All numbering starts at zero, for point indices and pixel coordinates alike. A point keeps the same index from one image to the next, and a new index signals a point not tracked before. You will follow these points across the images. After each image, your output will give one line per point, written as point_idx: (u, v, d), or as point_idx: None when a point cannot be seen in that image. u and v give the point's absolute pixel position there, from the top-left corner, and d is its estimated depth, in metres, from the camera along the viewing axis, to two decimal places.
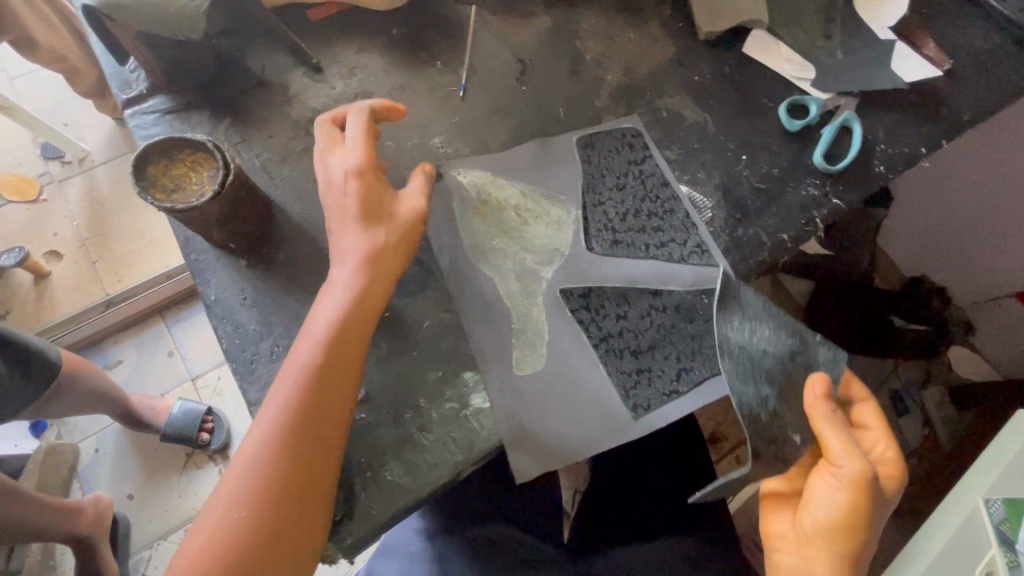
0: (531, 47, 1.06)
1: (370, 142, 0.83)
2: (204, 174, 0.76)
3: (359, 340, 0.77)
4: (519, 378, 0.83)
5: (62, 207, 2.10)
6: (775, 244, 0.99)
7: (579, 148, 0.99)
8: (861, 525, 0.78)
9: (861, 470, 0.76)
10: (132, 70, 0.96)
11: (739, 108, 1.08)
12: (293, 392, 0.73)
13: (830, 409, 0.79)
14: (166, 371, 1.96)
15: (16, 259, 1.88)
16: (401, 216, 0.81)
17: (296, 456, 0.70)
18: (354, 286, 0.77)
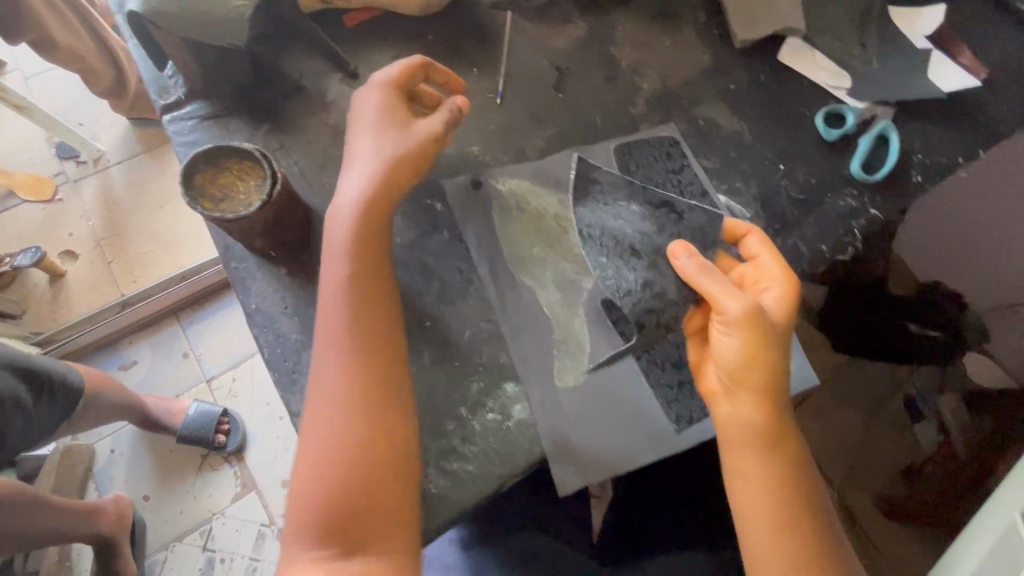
0: (566, 54, 1.06)
1: (403, 78, 0.85)
2: (250, 183, 0.76)
3: (380, 249, 0.80)
4: (561, 389, 0.83)
5: (76, 206, 2.09)
6: (814, 255, 0.98)
7: (617, 156, 0.98)
8: (771, 341, 0.75)
9: (748, 303, 0.75)
10: (170, 76, 0.96)
11: (776, 116, 1.07)
12: (351, 332, 0.76)
13: (699, 260, 0.79)
14: (180, 372, 1.94)
15: (33, 259, 1.88)
16: (417, 132, 0.83)
17: (362, 407, 0.74)
18: (361, 182, 0.80)
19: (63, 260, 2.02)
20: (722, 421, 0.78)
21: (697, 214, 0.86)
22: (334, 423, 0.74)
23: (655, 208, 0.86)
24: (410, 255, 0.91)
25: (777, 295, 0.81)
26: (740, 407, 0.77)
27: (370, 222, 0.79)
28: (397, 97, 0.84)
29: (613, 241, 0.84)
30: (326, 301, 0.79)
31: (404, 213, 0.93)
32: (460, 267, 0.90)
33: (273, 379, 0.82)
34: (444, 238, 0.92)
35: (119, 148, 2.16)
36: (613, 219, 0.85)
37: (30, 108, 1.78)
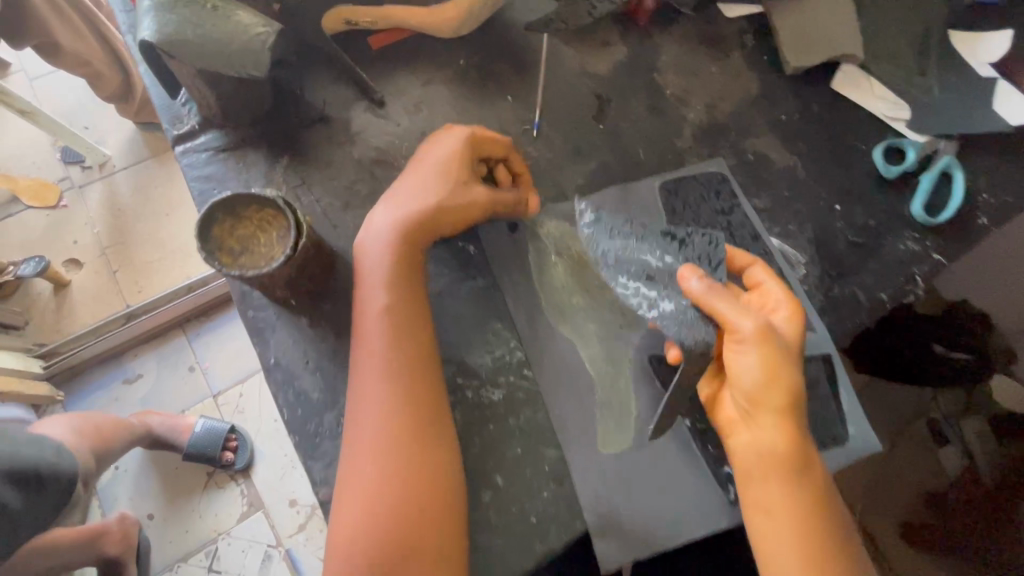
0: (604, 82, 0.99)
1: (483, 136, 0.82)
2: (271, 235, 0.71)
3: (417, 300, 0.76)
4: (605, 456, 0.77)
5: (83, 214, 1.98)
6: (873, 305, 0.91)
7: (663, 194, 0.90)
8: (786, 359, 0.69)
9: (760, 321, 0.68)
10: (183, 103, 0.90)
11: (831, 150, 0.99)
12: (386, 378, 0.72)
13: (709, 282, 0.69)
14: (187, 387, 1.80)
15: (34, 269, 1.75)
16: (473, 193, 0.79)
17: (411, 458, 0.69)
18: (391, 229, 0.77)
19: (67, 269, 1.91)
20: (744, 450, 0.71)
21: (700, 238, 0.76)
22: (376, 477, 0.69)
23: (659, 237, 0.76)
24: (441, 304, 0.84)
25: (786, 316, 0.73)
26: (763, 435, 0.69)
27: (400, 268, 0.76)
28: (461, 158, 0.80)
29: (629, 271, 0.74)
30: (369, 343, 0.74)
31: (434, 257, 0.87)
32: (494, 318, 0.84)
33: (293, 443, 0.76)
34: (476, 285, 0.85)
35: (127, 155, 2.04)
36: (618, 248, 0.75)
37: (36, 113, 1.68)
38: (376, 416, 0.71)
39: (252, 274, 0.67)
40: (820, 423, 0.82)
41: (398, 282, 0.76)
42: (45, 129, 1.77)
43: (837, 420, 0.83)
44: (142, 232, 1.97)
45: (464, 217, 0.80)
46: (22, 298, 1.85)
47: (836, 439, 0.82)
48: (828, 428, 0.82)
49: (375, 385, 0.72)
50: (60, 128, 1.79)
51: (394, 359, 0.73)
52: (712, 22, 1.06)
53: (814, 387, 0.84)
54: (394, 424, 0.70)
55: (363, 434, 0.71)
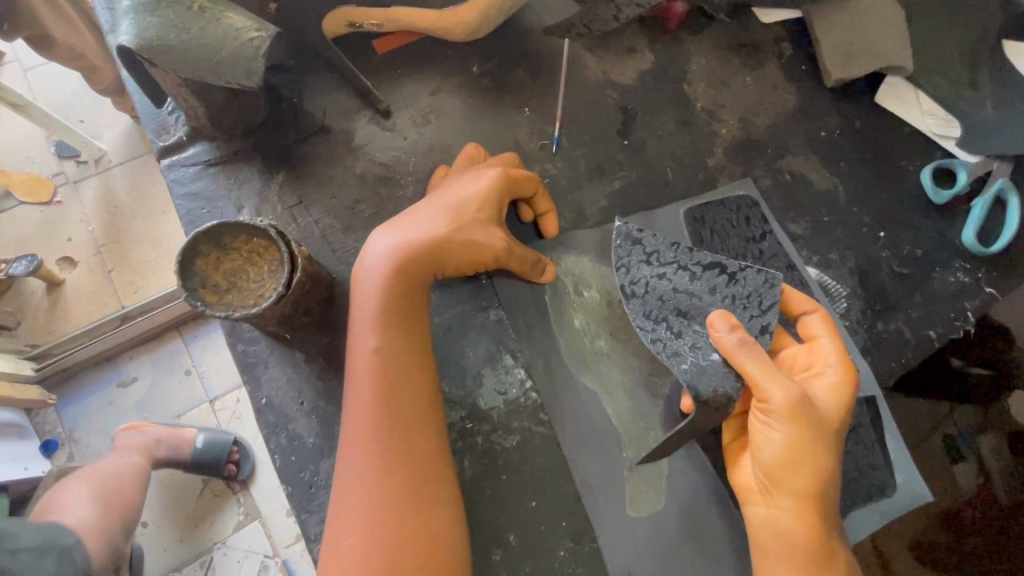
0: (629, 93, 0.92)
1: (507, 179, 0.75)
2: (259, 270, 0.69)
3: (420, 333, 0.70)
4: (631, 515, 0.71)
5: (83, 207, 1.58)
6: (920, 343, 0.83)
7: (687, 222, 0.83)
8: (818, 437, 0.62)
9: (795, 393, 0.62)
10: (170, 112, 0.84)
11: (875, 170, 0.91)
12: (381, 408, 0.66)
13: (742, 334, 0.65)
14: (183, 396, 1.48)
15: (27, 268, 1.39)
16: (490, 241, 0.73)
17: (406, 500, 0.63)
18: (385, 266, 0.70)
19: (59, 265, 1.54)
20: (757, 525, 0.65)
21: (754, 274, 0.70)
22: (368, 534, 0.62)
23: (705, 267, 0.71)
24: (449, 339, 0.78)
25: (833, 384, 0.66)
26: (778, 513, 0.63)
27: (398, 302, 0.69)
28: (488, 197, 0.74)
29: (656, 304, 0.70)
30: (358, 379, 0.67)
31: (442, 286, 0.80)
32: (507, 354, 0.77)
33: (286, 493, 0.70)
34: (488, 318, 0.79)
35: (106, 141, 1.61)
36: (654, 275, 0.71)
37: (29, 106, 1.33)
38: (368, 462, 0.64)
39: (241, 314, 0.62)
40: (865, 473, 0.75)
41: (392, 318, 0.69)
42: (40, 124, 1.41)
43: (884, 471, 0.75)
44: (133, 224, 1.59)
45: (478, 260, 0.73)
46: (16, 297, 1.52)
47: (883, 489, 0.74)
48: (873, 480, 0.74)
49: (368, 427, 0.65)
50: (56, 121, 1.44)
51: (387, 400, 0.66)
52: (746, 27, 0.98)
53: (859, 432, 0.76)
54: (389, 473, 0.64)
55: (355, 483, 0.64)
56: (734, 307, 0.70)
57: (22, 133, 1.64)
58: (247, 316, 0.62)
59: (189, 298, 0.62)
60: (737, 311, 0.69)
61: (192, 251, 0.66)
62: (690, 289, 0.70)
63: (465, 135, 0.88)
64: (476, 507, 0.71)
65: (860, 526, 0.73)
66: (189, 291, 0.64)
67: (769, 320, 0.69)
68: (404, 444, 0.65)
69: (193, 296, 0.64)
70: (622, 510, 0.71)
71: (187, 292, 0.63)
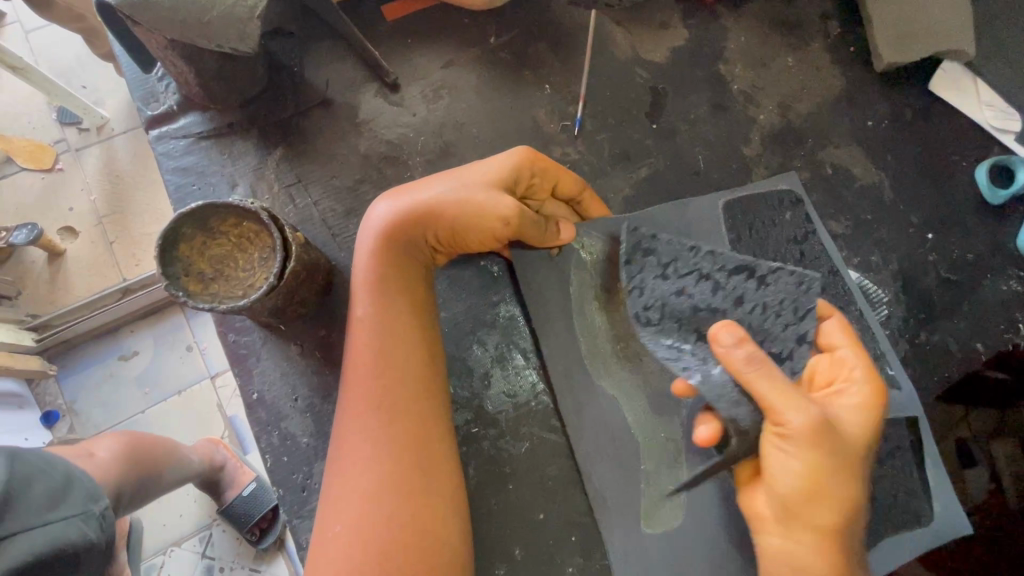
0: (660, 73, 0.84)
1: (524, 150, 0.68)
2: (249, 258, 0.64)
3: (421, 316, 0.65)
4: (646, 534, 0.66)
5: (86, 175, 1.48)
6: (966, 356, 0.76)
7: (725, 215, 0.76)
8: (846, 466, 0.54)
9: (817, 416, 0.53)
10: (160, 78, 0.78)
11: (926, 164, 0.83)
12: (377, 395, 0.61)
13: (752, 348, 0.55)
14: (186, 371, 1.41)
15: (27, 237, 1.31)
16: (501, 201, 0.64)
17: (404, 495, 0.57)
18: (382, 237, 0.65)
19: (60, 235, 1.45)
20: (771, 557, 0.57)
21: (787, 277, 0.64)
22: (359, 518, 0.57)
23: (729, 273, 0.65)
24: (457, 335, 0.73)
25: (857, 404, 0.57)
26: (798, 547, 0.55)
27: (391, 269, 0.65)
28: (505, 163, 0.67)
29: (674, 328, 0.64)
30: (356, 363, 0.63)
31: (450, 278, 0.75)
32: (518, 353, 0.72)
33: (277, 497, 0.66)
34: (499, 315, 0.73)
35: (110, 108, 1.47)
36: (671, 291, 0.65)
37: (29, 70, 1.22)
38: (362, 446, 0.59)
39: (224, 306, 0.57)
40: (899, 499, 0.69)
41: (393, 290, 0.65)
42: (40, 88, 1.29)
43: (918, 494, 0.70)
44: (137, 196, 1.48)
45: (488, 227, 0.66)
46: (18, 265, 1.43)
47: (918, 516, 0.69)
48: (906, 503, 0.69)
49: (362, 408, 0.61)
50: (55, 85, 1.32)
51: (378, 380, 0.61)
52: (791, 3, 0.89)
53: (897, 454, 0.71)
54: (384, 459, 0.59)
55: (346, 468, 0.59)
56: (765, 318, 0.63)
57: (22, 102, 1.52)
58: (235, 308, 0.57)
59: (168, 284, 0.57)
60: (768, 321, 0.63)
61: (174, 234, 0.61)
62: (712, 302, 0.65)
63: (480, 113, 0.81)
64: (481, 519, 0.67)
65: (891, 551, 0.68)
66: (169, 277, 0.60)
67: (806, 328, 0.62)
68: (400, 429, 0.60)
69: (174, 283, 0.59)
70: (636, 528, 0.67)
71: (166, 278, 0.58)
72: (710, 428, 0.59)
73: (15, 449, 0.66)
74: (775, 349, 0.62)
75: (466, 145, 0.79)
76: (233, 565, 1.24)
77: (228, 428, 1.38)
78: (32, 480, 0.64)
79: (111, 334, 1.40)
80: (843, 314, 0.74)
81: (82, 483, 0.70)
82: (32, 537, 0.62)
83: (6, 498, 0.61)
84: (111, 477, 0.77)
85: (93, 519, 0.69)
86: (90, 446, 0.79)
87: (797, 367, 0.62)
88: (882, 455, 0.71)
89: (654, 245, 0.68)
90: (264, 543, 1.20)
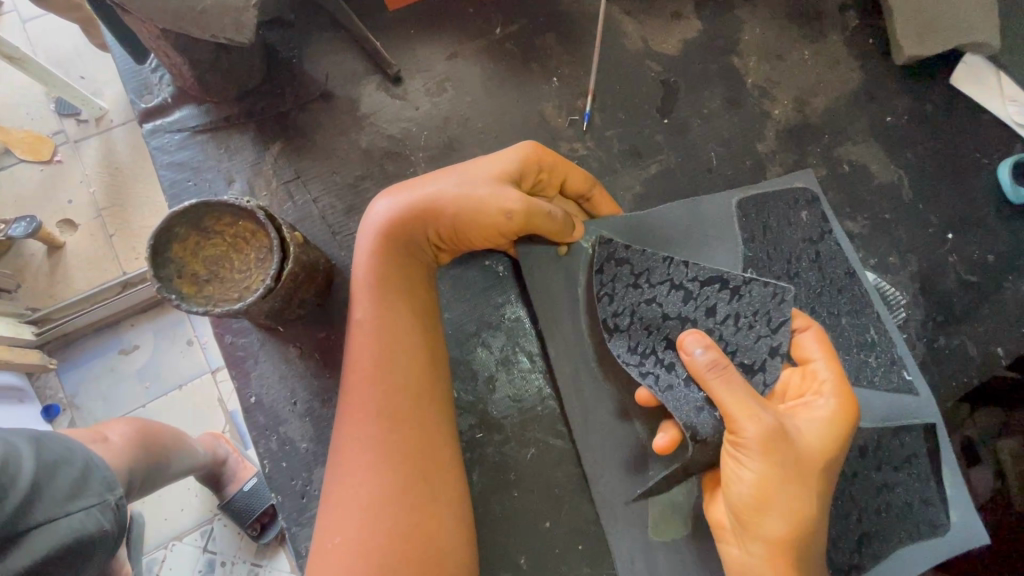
0: (671, 66, 0.81)
1: (526, 146, 0.66)
2: (245, 258, 0.62)
3: (422, 315, 0.63)
4: (654, 543, 0.65)
5: (87, 168, 1.28)
6: (986, 360, 0.74)
7: (738, 215, 0.72)
8: (798, 477, 0.53)
9: (769, 424, 0.53)
10: (153, 70, 0.76)
11: (946, 161, 0.80)
12: (378, 398, 0.59)
13: (716, 355, 0.55)
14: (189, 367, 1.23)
15: (26, 231, 1.13)
16: (505, 196, 0.62)
17: (409, 502, 0.56)
18: (375, 233, 0.63)
19: (59, 228, 1.26)
20: (731, 567, 0.58)
21: (760, 288, 0.61)
22: (361, 525, 0.55)
23: (702, 283, 0.63)
24: (461, 338, 0.71)
25: (823, 418, 0.56)
26: (750, 557, 0.56)
27: (389, 266, 0.63)
28: (509, 158, 0.65)
29: (643, 335, 0.63)
30: (357, 364, 0.61)
31: (453, 278, 0.73)
32: (523, 356, 0.70)
33: (277, 502, 0.65)
34: (504, 317, 0.71)
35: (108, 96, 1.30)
36: (641, 299, 0.64)
37: (28, 60, 1.07)
38: (364, 453, 0.57)
39: (219, 309, 0.55)
40: (914, 508, 0.67)
41: (397, 290, 0.62)
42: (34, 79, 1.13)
43: (935, 503, 0.68)
44: (135, 187, 1.28)
45: (492, 222, 0.63)
46: (18, 258, 1.24)
47: (934, 526, 0.67)
48: (923, 513, 0.67)
49: (361, 411, 0.59)
50: (55, 75, 1.15)
51: (379, 383, 0.59)
52: None
53: (913, 462, 0.69)
54: (387, 466, 0.57)
55: (348, 475, 0.57)
56: (737, 329, 0.61)
57: (23, 92, 1.32)
58: (230, 312, 0.55)
59: (161, 288, 0.55)
60: (740, 332, 0.61)
61: (167, 234, 0.59)
62: (683, 312, 0.63)
63: (485, 107, 0.78)
64: (485, 526, 0.65)
65: (908, 562, 0.66)
66: (163, 279, 0.58)
67: (779, 340, 0.59)
68: (402, 435, 0.58)
69: (168, 286, 0.57)
70: (645, 537, 0.65)
71: (159, 280, 0.56)
72: (668, 436, 0.60)
73: (39, 436, 0.63)
74: (747, 361, 0.60)
75: (471, 139, 0.77)
76: (235, 560, 1.10)
77: (229, 423, 1.20)
78: (53, 470, 0.61)
79: (109, 328, 1.22)
80: (860, 317, 0.71)
81: (100, 470, 0.65)
82: (54, 529, 0.59)
83: (32, 487, 0.58)
84: (123, 462, 0.71)
85: (110, 510, 0.64)
86: (101, 430, 0.73)
87: (770, 378, 0.59)
88: (897, 463, 0.68)
89: (628, 255, 0.66)
90: (266, 538, 1.07)
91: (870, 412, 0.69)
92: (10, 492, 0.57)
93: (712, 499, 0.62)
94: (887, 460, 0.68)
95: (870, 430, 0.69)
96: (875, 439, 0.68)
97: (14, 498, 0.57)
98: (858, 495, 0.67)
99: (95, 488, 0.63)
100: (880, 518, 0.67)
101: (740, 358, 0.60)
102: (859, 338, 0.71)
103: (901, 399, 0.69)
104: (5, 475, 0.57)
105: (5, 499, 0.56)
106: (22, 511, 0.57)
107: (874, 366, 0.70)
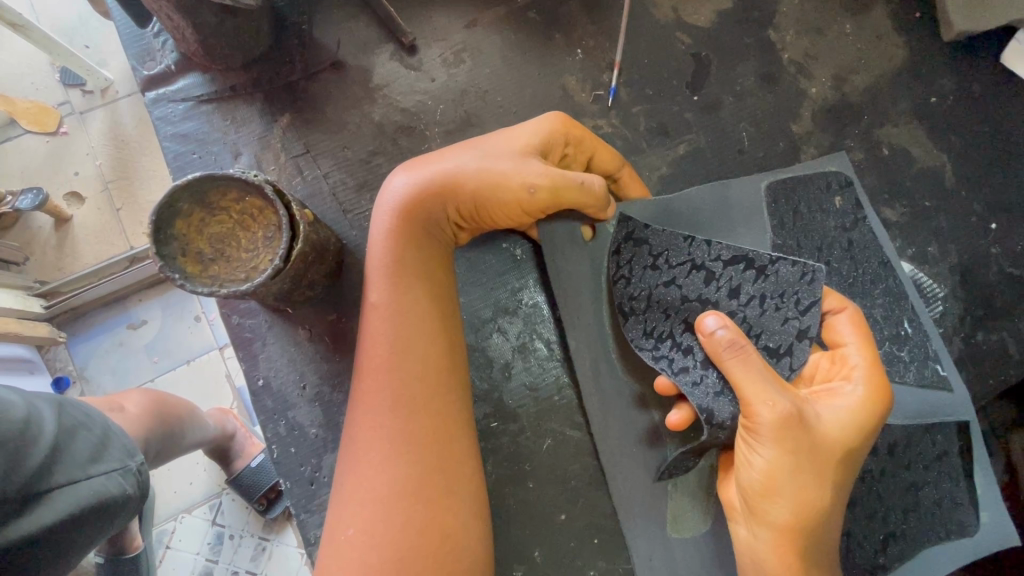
0: (703, 39, 0.76)
1: (552, 123, 0.62)
2: (252, 237, 0.60)
3: (428, 289, 0.60)
4: (671, 540, 0.63)
5: (93, 139, 1.23)
6: None
7: (768, 198, 0.68)
8: (809, 466, 0.50)
9: (786, 410, 0.49)
10: (156, 35, 0.72)
11: (995, 148, 0.75)
12: (384, 377, 0.57)
13: (734, 332, 0.51)
14: (196, 344, 1.19)
15: (33, 202, 1.10)
16: (533, 169, 0.58)
17: (416, 491, 0.53)
18: (389, 207, 0.60)
19: (66, 200, 1.21)
20: (740, 548, 0.56)
21: (789, 267, 0.55)
22: (370, 511, 0.53)
23: (725, 262, 0.58)
24: (475, 324, 0.68)
25: (848, 407, 0.52)
26: (754, 540, 0.54)
27: (403, 244, 0.59)
28: (537, 134, 0.61)
29: (660, 318, 0.60)
30: (363, 340, 0.59)
31: (469, 261, 0.69)
32: (540, 343, 0.68)
33: (285, 489, 0.65)
34: (522, 303, 0.69)
35: (114, 65, 1.23)
36: (659, 282, 0.60)
37: (30, 28, 1.00)
38: (375, 439, 0.55)
39: (224, 290, 0.52)
40: (943, 509, 0.65)
41: (407, 269, 0.59)
42: (36, 46, 1.06)
43: (965, 505, 0.65)
44: (142, 160, 1.23)
45: (516, 198, 0.59)
46: (25, 230, 1.20)
47: (963, 527, 0.64)
48: (952, 514, 0.64)
49: (368, 391, 0.57)
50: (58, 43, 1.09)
51: (388, 364, 0.57)
52: None
53: (944, 461, 0.65)
54: (398, 453, 0.54)
55: (357, 461, 0.55)
56: (763, 311, 0.56)
57: (23, 59, 1.25)
58: (239, 293, 0.52)
59: (163, 266, 0.52)
60: (767, 314, 0.56)
61: (169, 210, 0.56)
62: (705, 294, 0.58)
63: (504, 79, 0.74)
64: (500, 518, 0.64)
65: (933, 561, 0.64)
66: (167, 258, 0.55)
67: (808, 323, 0.54)
68: (409, 417, 0.55)
69: (171, 265, 0.55)
70: (662, 533, 0.63)
71: (161, 258, 0.54)
72: (681, 412, 0.57)
73: (57, 400, 0.59)
74: (772, 345, 0.56)
75: (490, 114, 0.73)
76: (243, 534, 1.09)
77: (235, 399, 1.17)
78: (73, 433, 0.57)
79: (117, 301, 1.19)
80: (895, 308, 0.67)
81: (119, 437, 0.62)
82: (76, 493, 0.55)
83: (53, 448, 0.54)
84: (139, 431, 0.70)
85: (131, 476, 0.60)
86: (118, 399, 0.72)
87: (797, 363, 0.55)
88: (927, 463, 0.65)
89: (648, 235, 0.62)
90: (272, 513, 1.04)
91: (902, 408, 0.65)
92: (31, 450, 0.52)
93: (725, 482, 0.60)
94: (918, 460, 0.65)
95: (902, 427, 0.65)
96: (907, 437, 0.65)
97: (35, 458, 0.52)
98: (886, 496, 0.65)
99: (106, 452, 0.59)
100: (908, 518, 0.64)
101: (765, 342, 0.56)
102: (891, 331, 0.67)
103: (935, 397, 0.66)
104: (27, 434, 0.52)
105: (23, 459, 0.51)
106: (42, 473, 0.53)
107: (908, 362, 0.66)
